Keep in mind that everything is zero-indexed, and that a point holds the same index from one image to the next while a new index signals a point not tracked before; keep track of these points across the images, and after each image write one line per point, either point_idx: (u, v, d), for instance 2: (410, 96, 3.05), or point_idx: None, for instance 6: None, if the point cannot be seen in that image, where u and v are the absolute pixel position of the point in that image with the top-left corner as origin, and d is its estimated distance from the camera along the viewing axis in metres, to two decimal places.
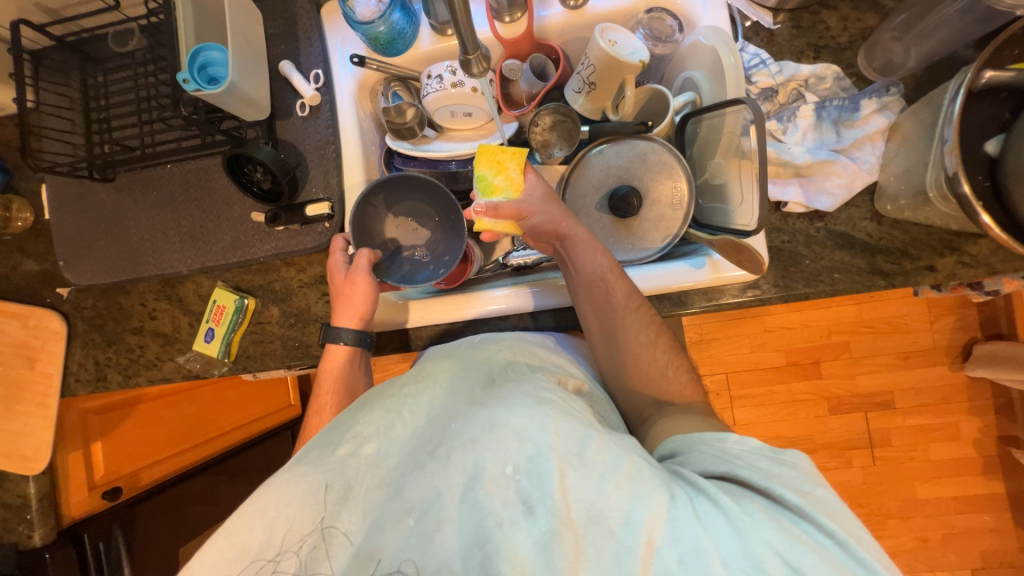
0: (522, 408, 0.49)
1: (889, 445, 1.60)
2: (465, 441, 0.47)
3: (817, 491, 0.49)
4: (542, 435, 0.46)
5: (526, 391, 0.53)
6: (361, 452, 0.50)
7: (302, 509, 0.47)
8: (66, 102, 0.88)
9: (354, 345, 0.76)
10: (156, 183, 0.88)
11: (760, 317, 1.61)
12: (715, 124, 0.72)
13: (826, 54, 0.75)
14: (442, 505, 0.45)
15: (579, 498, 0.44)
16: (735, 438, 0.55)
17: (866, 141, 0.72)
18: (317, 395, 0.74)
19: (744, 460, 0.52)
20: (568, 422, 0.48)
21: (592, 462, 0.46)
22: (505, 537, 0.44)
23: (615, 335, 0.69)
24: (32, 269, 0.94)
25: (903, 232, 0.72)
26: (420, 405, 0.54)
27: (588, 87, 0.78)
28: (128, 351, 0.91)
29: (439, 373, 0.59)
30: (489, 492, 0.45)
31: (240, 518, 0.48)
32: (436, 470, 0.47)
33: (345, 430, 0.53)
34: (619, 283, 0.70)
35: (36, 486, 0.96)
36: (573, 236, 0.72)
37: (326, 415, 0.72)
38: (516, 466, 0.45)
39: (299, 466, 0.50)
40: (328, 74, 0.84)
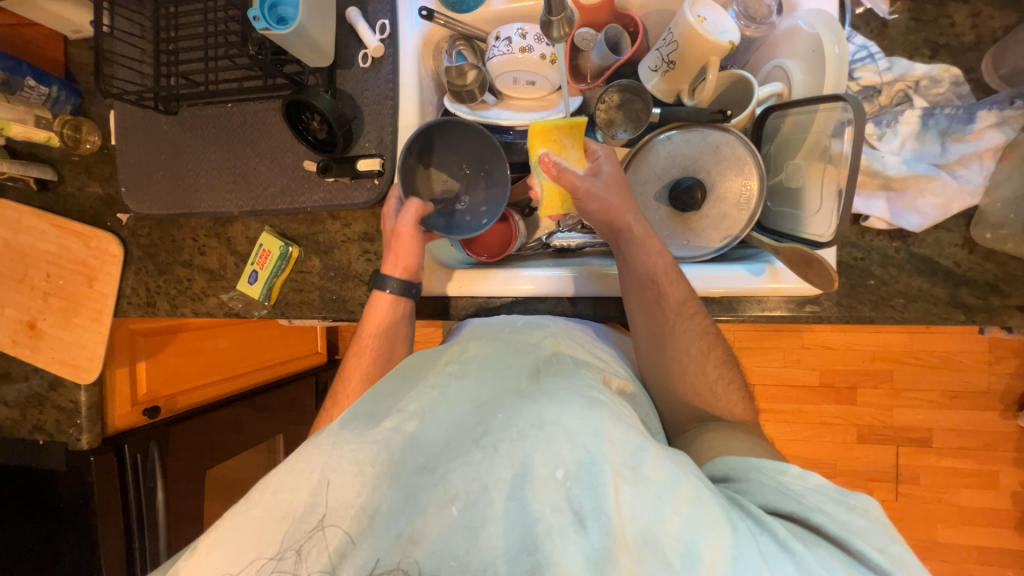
0: (575, 410, 0.51)
1: (917, 483, 1.52)
2: (514, 435, 0.49)
3: (893, 547, 0.48)
4: (597, 441, 0.48)
5: (577, 390, 0.55)
6: (404, 428, 0.53)
7: (351, 478, 0.49)
8: (139, 31, 0.90)
9: (398, 293, 0.76)
10: (216, 121, 0.89)
11: (801, 333, 1.53)
12: (802, 122, 0.66)
13: (945, 54, 0.66)
14: (488, 501, 0.47)
15: (632, 517, 0.45)
16: (797, 471, 0.56)
17: (974, 158, 0.64)
18: (359, 335, 0.76)
19: (810, 499, 0.52)
20: (622, 432, 0.50)
21: (648, 480, 0.47)
22: (555, 547, 0.44)
23: (663, 339, 0.68)
24: (96, 192, 0.98)
25: (998, 265, 0.65)
26: (466, 391, 0.57)
27: (665, 66, 0.72)
28: (177, 282, 0.95)
29: (479, 359, 0.62)
30: (539, 494, 0.46)
31: (285, 476, 0.49)
32: (483, 460, 0.48)
33: (390, 403, 0.56)
34: (675, 287, 0.68)
35: (87, 395, 1.03)
36: (630, 229, 0.68)
37: (365, 356, 0.74)
38: (567, 472, 0.47)
39: (345, 433, 0.52)
40: (394, 25, 0.81)
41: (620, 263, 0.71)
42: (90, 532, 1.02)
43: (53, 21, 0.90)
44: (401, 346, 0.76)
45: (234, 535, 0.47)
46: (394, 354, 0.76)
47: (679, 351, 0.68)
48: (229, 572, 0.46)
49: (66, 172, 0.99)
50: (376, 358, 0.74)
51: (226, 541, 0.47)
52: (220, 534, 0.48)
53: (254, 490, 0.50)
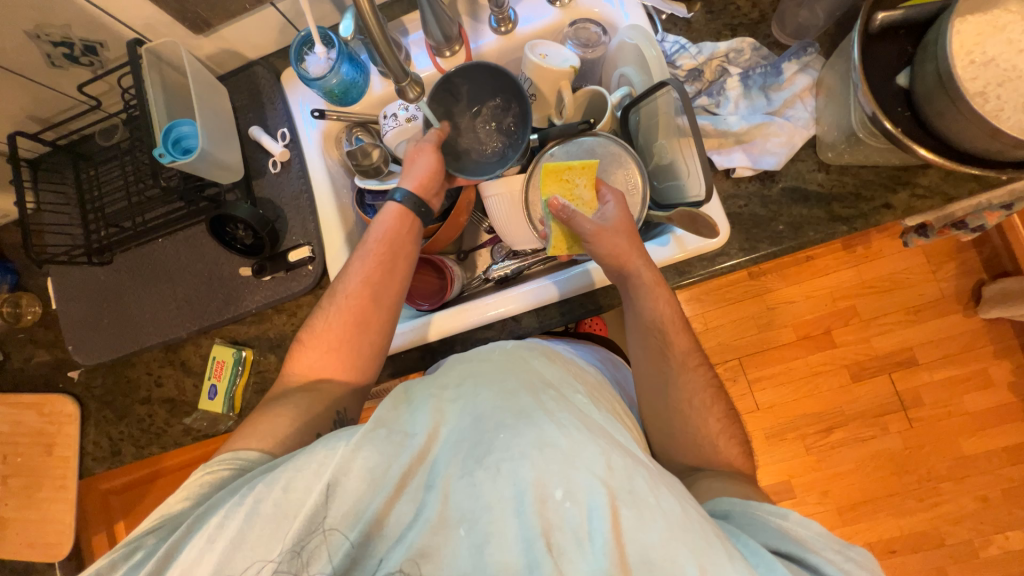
0: (574, 433, 0.52)
1: (922, 403, 1.54)
2: (515, 455, 0.50)
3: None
4: (596, 468, 0.49)
5: (573, 413, 0.56)
6: (413, 445, 0.53)
7: (360, 489, 0.51)
8: (64, 199, 0.96)
9: (405, 208, 0.78)
10: (150, 256, 0.93)
11: (760, 295, 1.60)
12: (651, 110, 0.77)
13: (743, 30, 0.80)
14: (495, 517, 0.48)
15: (631, 540, 0.47)
16: (797, 516, 0.56)
17: (796, 100, 0.75)
18: (365, 246, 0.76)
19: (810, 544, 0.53)
20: (621, 458, 0.51)
21: (645, 505, 0.48)
22: (558, 564, 0.46)
23: (670, 377, 0.71)
24: (44, 358, 0.99)
25: (853, 176, 0.74)
26: (467, 408, 0.56)
27: (530, 99, 0.84)
28: (139, 422, 0.94)
29: (478, 372, 0.60)
30: (541, 512, 0.48)
31: (297, 480, 0.51)
32: (487, 479, 0.50)
33: (397, 420, 0.55)
34: (679, 336, 0.72)
35: (63, 572, 0.98)
36: (638, 275, 0.71)
37: (371, 266, 0.75)
38: (567, 493, 0.49)
39: (358, 439, 0.52)
40: (293, 130, 0.91)
41: (626, 305, 0.74)
42: None
43: None
44: (407, 261, 0.77)
45: (244, 527, 0.50)
46: (397, 268, 0.76)
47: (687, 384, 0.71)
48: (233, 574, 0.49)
49: (10, 347, 1.00)
50: (382, 272, 0.75)
51: (233, 530, 0.50)
52: (225, 522, 0.50)
53: (263, 483, 0.52)
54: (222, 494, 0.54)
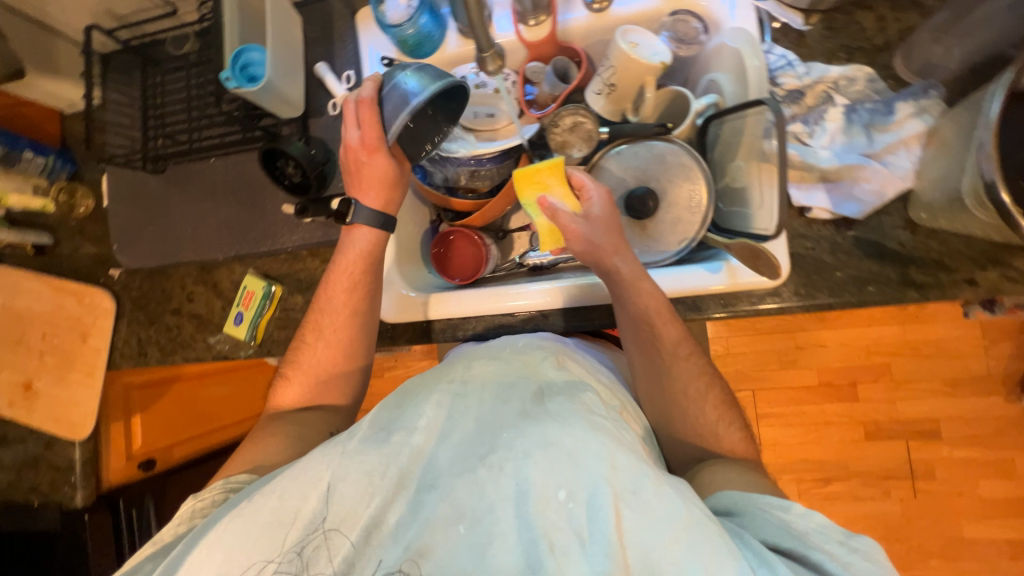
0: (577, 432, 0.51)
1: (933, 478, 1.46)
2: (518, 454, 0.50)
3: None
4: (598, 466, 0.48)
5: (579, 411, 0.55)
6: (412, 442, 0.54)
7: (358, 490, 0.51)
8: (128, 100, 0.97)
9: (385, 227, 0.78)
10: (200, 174, 0.94)
11: (792, 332, 1.52)
12: (737, 126, 0.71)
13: (860, 56, 0.73)
14: (496, 518, 0.48)
15: (633, 541, 0.46)
16: (800, 509, 0.54)
17: (901, 146, 0.68)
18: (342, 265, 0.77)
19: (813, 539, 0.51)
20: (625, 456, 0.50)
21: (648, 505, 0.47)
22: (559, 565, 0.45)
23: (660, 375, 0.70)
24: (90, 251, 1.03)
25: (940, 242, 0.68)
26: (469, 409, 0.57)
27: (608, 88, 0.78)
28: (167, 330, 0.98)
29: (485, 376, 0.61)
30: (542, 512, 0.47)
31: (291, 486, 0.52)
32: (490, 479, 0.49)
33: (399, 418, 0.56)
34: (669, 327, 0.69)
35: (80, 451, 1.04)
36: (616, 272, 0.69)
37: (350, 286, 0.77)
38: (570, 493, 0.48)
39: (353, 443, 0.54)
40: (359, 75, 0.89)
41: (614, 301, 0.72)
42: None
43: (49, 97, 0.98)
44: (377, 278, 0.79)
45: (239, 536, 0.51)
46: (377, 283, 0.79)
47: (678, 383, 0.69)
48: (231, 573, 0.50)
49: (62, 234, 1.04)
50: (362, 291, 0.78)
51: (228, 541, 0.51)
52: (222, 533, 0.51)
53: (259, 495, 0.53)
54: (219, 509, 0.55)
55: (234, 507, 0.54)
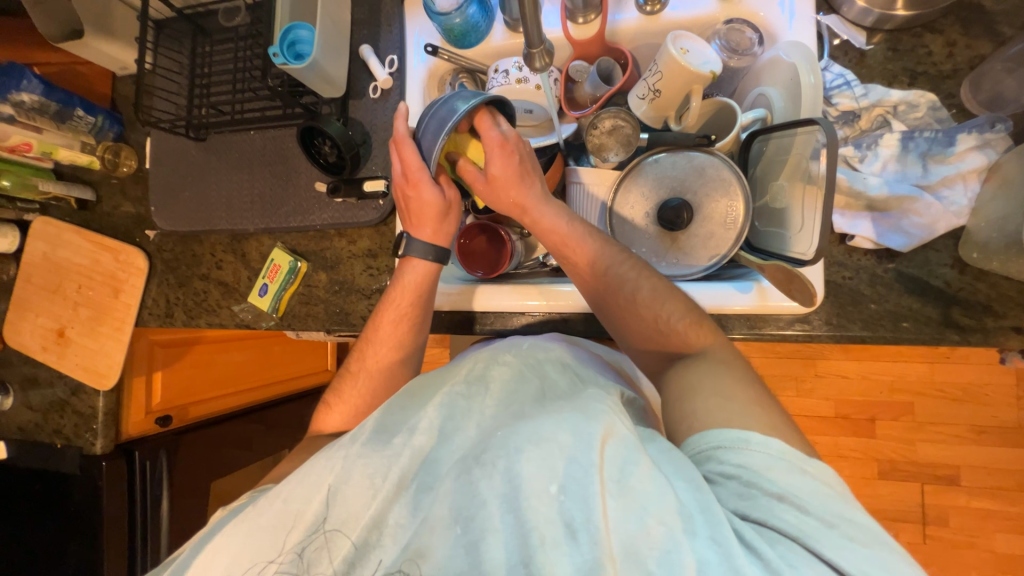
0: (570, 424, 0.50)
1: (946, 525, 1.40)
2: (510, 450, 0.49)
3: (857, 515, 0.44)
4: (587, 454, 0.47)
5: (573, 404, 0.53)
6: (413, 444, 0.54)
7: (359, 493, 0.52)
8: (177, 68, 0.99)
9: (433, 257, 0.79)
10: (239, 146, 0.96)
11: (812, 360, 1.46)
12: (784, 144, 0.68)
13: (924, 81, 0.69)
14: (486, 514, 0.47)
15: (619, 529, 0.44)
16: (758, 437, 0.48)
17: (958, 180, 0.65)
18: (394, 300, 0.78)
19: (771, 475, 0.46)
20: (615, 444, 0.48)
21: (634, 492, 0.45)
22: (547, 559, 0.44)
23: (603, 302, 0.69)
24: (129, 211, 1.06)
25: (990, 285, 0.64)
26: (471, 410, 0.57)
27: (653, 94, 0.75)
28: (194, 294, 1.01)
29: (489, 378, 0.61)
30: (533, 507, 0.46)
31: (296, 491, 0.54)
32: (482, 476, 0.48)
33: (402, 420, 0.57)
34: (590, 245, 0.71)
35: (104, 401, 1.08)
36: (533, 213, 0.74)
37: (399, 323, 0.78)
38: (560, 486, 0.46)
39: (355, 446, 0.55)
40: (402, 60, 0.89)
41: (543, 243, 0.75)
42: (97, 534, 1.05)
43: (103, 59, 1.01)
44: (425, 311, 0.79)
45: (245, 540, 0.53)
46: (425, 320, 0.80)
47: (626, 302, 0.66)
48: (236, 571, 0.52)
49: (105, 191, 1.08)
50: (410, 325, 0.78)
51: (234, 545, 0.53)
52: (229, 539, 0.53)
53: (264, 499, 0.55)
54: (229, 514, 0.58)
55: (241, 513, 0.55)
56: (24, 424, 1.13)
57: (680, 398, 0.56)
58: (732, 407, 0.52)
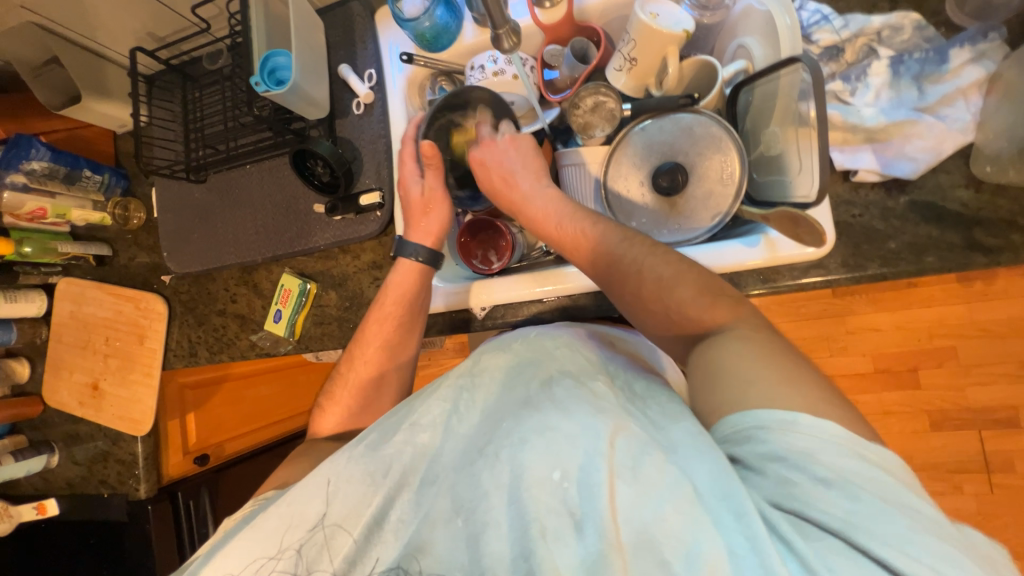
0: (577, 414, 0.49)
1: (1011, 470, 1.32)
2: (513, 440, 0.49)
3: (922, 506, 0.40)
4: (595, 444, 0.46)
5: (581, 394, 0.52)
6: (416, 441, 0.54)
7: (359, 491, 0.52)
8: (172, 117, 1.03)
9: (423, 262, 0.81)
10: (238, 181, 0.99)
11: (841, 317, 1.40)
12: (769, 90, 0.67)
13: (906, 4, 0.67)
14: (488, 506, 0.47)
15: (628, 515, 0.42)
16: (808, 420, 0.43)
17: (958, 97, 0.63)
18: (381, 303, 0.80)
19: (822, 460, 0.41)
20: (626, 432, 0.46)
21: (647, 479, 0.42)
22: (549, 550, 0.43)
23: (614, 293, 0.66)
24: (144, 260, 1.10)
25: (1011, 200, 0.61)
26: (474, 400, 0.56)
27: (630, 64, 0.75)
28: (214, 330, 1.03)
29: (494, 366, 0.60)
30: (536, 495, 0.45)
31: (302, 490, 0.53)
32: (485, 468, 0.49)
33: (404, 416, 0.56)
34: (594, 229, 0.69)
35: (142, 446, 1.11)
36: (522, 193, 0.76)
37: (386, 324, 0.79)
38: (565, 474, 0.45)
39: (359, 447, 0.55)
40: (379, 73, 0.90)
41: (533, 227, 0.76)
42: None
43: (103, 120, 1.06)
44: (414, 318, 0.80)
45: (250, 543, 0.52)
46: (415, 324, 0.81)
47: (635, 290, 0.63)
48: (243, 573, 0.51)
49: (120, 245, 1.12)
50: (395, 326, 0.79)
51: (240, 551, 0.52)
52: (237, 543, 0.52)
53: (273, 504, 0.55)
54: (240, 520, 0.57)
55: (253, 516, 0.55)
56: (72, 479, 1.16)
57: (698, 383, 0.51)
58: (768, 385, 0.46)
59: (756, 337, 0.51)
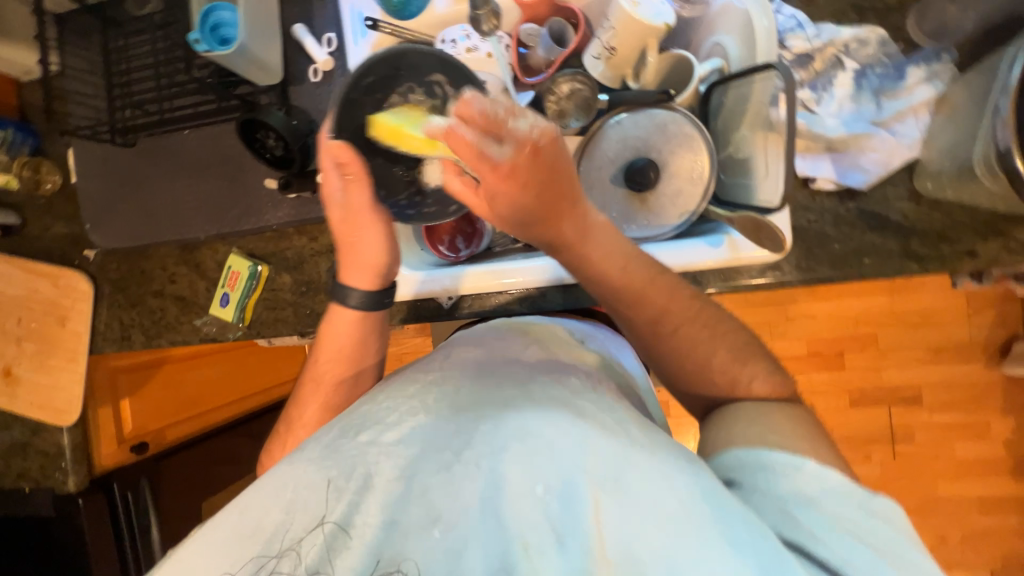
0: (557, 418, 0.47)
1: (912, 441, 1.51)
2: (492, 448, 0.46)
3: (912, 554, 0.43)
4: (579, 456, 0.44)
5: (562, 397, 0.50)
6: (380, 439, 0.50)
7: (319, 498, 0.46)
8: (89, 68, 0.90)
9: (360, 308, 0.72)
10: (173, 148, 0.89)
11: (783, 305, 1.50)
12: (743, 94, 0.68)
13: (872, 16, 0.70)
14: (467, 520, 0.44)
15: (614, 532, 0.42)
16: (813, 468, 0.48)
17: (909, 114, 0.67)
18: (316, 358, 0.72)
19: (821, 504, 0.46)
20: (606, 443, 0.45)
21: (635, 496, 0.42)
22: (533, 568, 0.41)
23: (663, 357, 0.64)
24: (61, 232, 0.97)
25: (944, 214, 0.67)
26: (445, 393, 0.54)
27: (608, 52, 0.74)
28: (150, 313, 0.94)
29: (467, 364, 0.59)
30: (515, 510, 0.43)
31: (254, 496, 0.49)
32: (461, 474, 0.45)
33: (369, 416, 0.52)
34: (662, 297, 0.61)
35: (69, 437, 1.02)
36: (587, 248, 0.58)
37: (322, 386, 0.71)
38: (546, 487, 0.43)
39: (317, 450, 0.51)
40: (341, 38, 0.83)
41: (590, 282, 0.61)
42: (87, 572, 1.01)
43: (3, 65, 0.90)
44: (361, 375, 0.73)
45: (189, 562, 0.47)
46: (360, 380, 0.72)
47: (693, 355, 0.62)
48: None
49: (30, 213, 0.98)
50: (338, 387, 0.72)
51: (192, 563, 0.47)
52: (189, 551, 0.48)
53: (222, 513, 0.50)
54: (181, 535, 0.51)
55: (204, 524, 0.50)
56: None
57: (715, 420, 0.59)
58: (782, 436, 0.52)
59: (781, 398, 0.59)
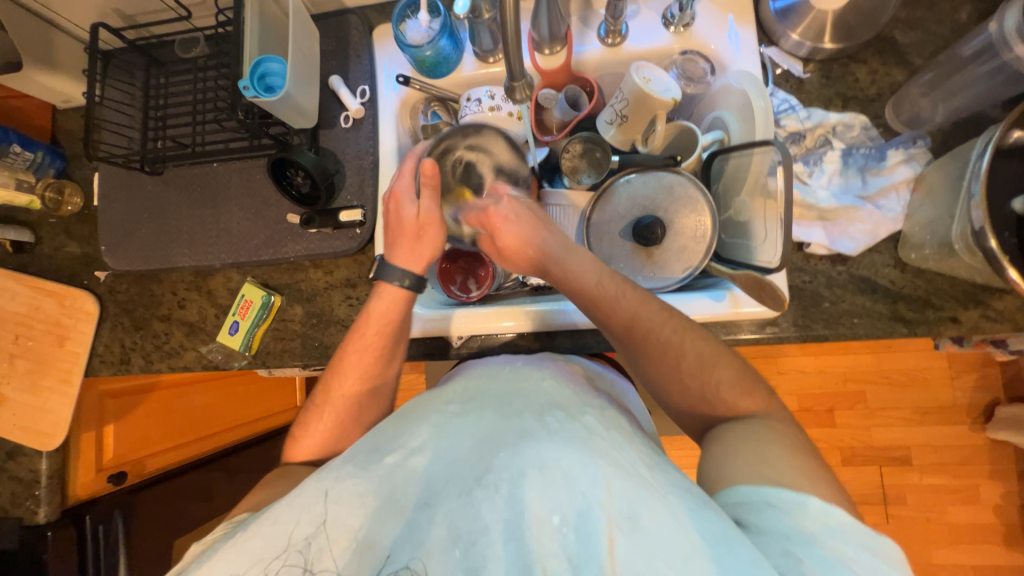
0: (574, 453, 0.49)
1: (903, 503, 1.51)
2: (513, 475, 0.48)
3: None
4: (594, 490, 0.46)
5: (579, 431, 0.53)
6: (406, 463, 0.52)
7: (353, 512, 0.49)
8: (129, 100, 0.95)
9: (407, 288, 0.75)
10: (200, 178, 0.93)
11: (774, 358, 1.54)
12: (742, 163, 0.74)
13: (855, 104, 0.79)
14: (488, 541, 0.46)
15: (626, 566, 0.43)
16: (818, 504, 0.47)
17: (891, 190, 0.74)
18: (361, 332, 0.74)
19: (830, 543, 0.45)
20: (622, 479, 0.47)
21: (645, 532, 0.44)
22: None
23: (677, 397, 0.65)
24: (74, 252, 0.99)
25: (927, 281, 0.72)
26: (467, 423, 0.56)
27: (620, 119, 0.80)
28: (154, 337, 0.94)
29: (484, 394, 0.60)
30: (537, 536, 0.45)
31: (285, 508, 0.50)
32: (483, 498, 0.48)
33: (394, 438, 0.55)
34: (665, 323, 0.66)
35: (48, 463, 0.98)
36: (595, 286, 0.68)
37: (366, 355, 0.74)
38: (564, 518, 0.46)
39: (346, 467, 0.53)
40: (374, 90, 0.89)
41: (599, 314, 0.69)
42: None
43: (44, 92, 0.95)
44: (399, 343, 0.76)
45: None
46: (398, 352, 0.77)
47: (703, 397, 0.63)
48: None
49: (45, 232, 0.99)
50: (376, 356, 0.74)
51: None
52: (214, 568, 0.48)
53: (250, 526, 0.51)
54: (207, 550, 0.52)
55: (231, 539, 0.50)
56: None
57: (713, 450, 0.58)
58: (790, 471, 0.50)
59: (775, 426, 0.57)
